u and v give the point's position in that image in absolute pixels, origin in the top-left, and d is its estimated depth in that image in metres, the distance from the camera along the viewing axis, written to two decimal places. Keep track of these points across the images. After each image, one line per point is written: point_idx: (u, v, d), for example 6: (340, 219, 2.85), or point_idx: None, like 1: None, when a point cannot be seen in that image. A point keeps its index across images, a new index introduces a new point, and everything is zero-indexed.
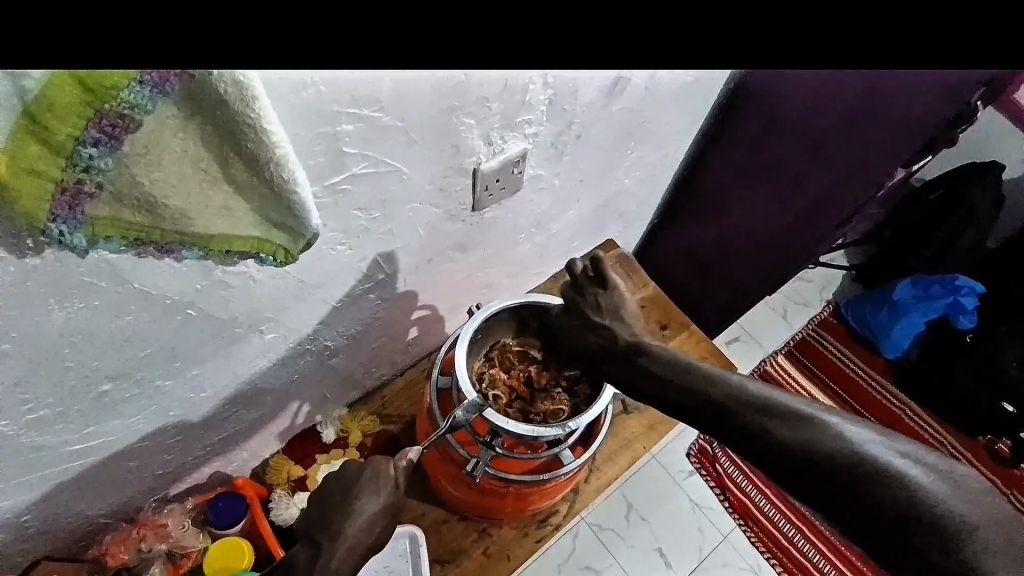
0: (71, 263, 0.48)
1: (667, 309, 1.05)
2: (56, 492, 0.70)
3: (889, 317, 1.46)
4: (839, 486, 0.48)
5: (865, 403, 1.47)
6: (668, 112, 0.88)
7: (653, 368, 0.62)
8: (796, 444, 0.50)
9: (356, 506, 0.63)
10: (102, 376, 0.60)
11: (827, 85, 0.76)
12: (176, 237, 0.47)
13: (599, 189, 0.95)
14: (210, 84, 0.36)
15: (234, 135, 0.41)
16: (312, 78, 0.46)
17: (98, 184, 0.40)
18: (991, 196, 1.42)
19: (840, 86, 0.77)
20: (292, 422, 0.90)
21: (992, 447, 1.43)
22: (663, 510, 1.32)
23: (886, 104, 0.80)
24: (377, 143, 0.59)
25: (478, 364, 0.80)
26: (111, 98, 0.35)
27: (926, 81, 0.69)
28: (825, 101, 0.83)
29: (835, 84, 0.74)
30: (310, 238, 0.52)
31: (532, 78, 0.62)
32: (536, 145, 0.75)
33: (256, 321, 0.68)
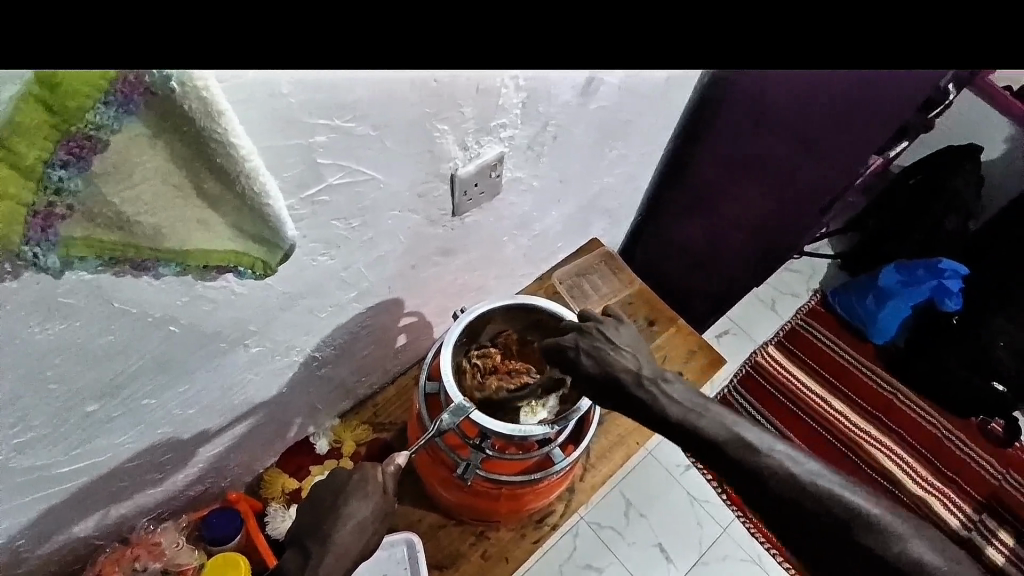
0: (49, 284, 0.48)
1: (653, 305, 1.05)
2: (46, 515, 0.70)
3: (876, 304, 1.47)
4: (831, 526, 0.58)
5: (861, 393, 1.48)
6: (643, 109, 0.89)
7: (665, 411, 0.66)
8: (785, 492, 0.59)
9: (346, 511, 0.64)
10: (88, 395, 0.61)
11: (799, 79, 0.77)
12: (152, 254, 0.47)
13: (580, 188, 0.96)
14: (174, 100, 0.37)
15: (203, 150, 0.42)
16: (281, 89, 0.47)
17: (69, 206, 0.40)
18: (972, 179, 1.45)
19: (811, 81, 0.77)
20: (285, 434, 0.90)
21: (986, 427, 1.45)
22: (661, 506, 1.33)
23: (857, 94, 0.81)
24: (352, 152, 0.59)
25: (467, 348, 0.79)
26: (77, 117, 0.35)
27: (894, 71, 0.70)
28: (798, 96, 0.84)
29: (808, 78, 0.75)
30: (286, 250, 0.52)
31: (505, 82, 0.63)
32: (512, 147, 0.76)
33: (240, 335, 0.68)
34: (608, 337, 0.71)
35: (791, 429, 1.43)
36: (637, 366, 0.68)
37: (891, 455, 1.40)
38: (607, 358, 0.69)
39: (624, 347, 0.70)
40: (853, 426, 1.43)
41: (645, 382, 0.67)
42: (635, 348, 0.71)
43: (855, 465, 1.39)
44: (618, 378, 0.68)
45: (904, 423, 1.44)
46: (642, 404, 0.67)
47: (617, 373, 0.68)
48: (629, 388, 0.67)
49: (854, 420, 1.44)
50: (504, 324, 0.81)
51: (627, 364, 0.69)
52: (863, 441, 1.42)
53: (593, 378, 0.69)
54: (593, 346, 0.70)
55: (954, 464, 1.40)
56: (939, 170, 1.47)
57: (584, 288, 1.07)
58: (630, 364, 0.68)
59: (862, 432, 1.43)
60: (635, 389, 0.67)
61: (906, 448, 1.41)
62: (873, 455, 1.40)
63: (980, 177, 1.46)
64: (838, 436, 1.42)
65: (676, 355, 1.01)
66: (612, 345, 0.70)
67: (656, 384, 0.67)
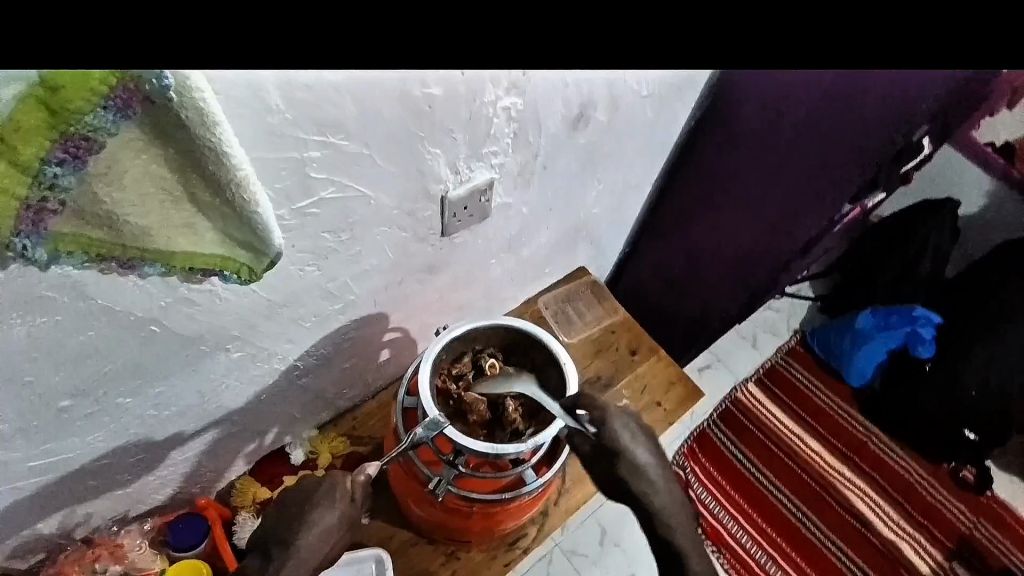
0: (34, 277, 0.49)
1: (636, 333, 1.06)
2: (10, 509, 0.69)
3: (852, 345, 1.50)
4: None
5: (839, 435, 1.49)
6: (631, 144, 0.92)
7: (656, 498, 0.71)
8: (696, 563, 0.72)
9: (311, 518, 0.64)
10: (64, 391, 0.61)
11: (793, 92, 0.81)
12: (139, 254, 0.48)
13: (568, 217, 0.98)
14: (170, 109, 0.39)
15: (196, 158, 0.43)
16: (274, 102, 0.49)
17: (60, 202, 0.41)
18: (946, 229, 1.50)
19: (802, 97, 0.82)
20: (260, 443, 0.90)
21: (957, 474, 1.45)
22: (637, 536, 1.31)
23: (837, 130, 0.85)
24: (345, 168, 0.61)
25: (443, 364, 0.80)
26: (75, 119, 0.37)
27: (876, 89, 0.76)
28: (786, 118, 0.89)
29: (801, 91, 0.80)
30: (273, 258, 0.54)
31: (496, 110, 0.67)
32: (503, 174, 0.78)
33: (221, 339, 0.69)
34: (629, 432, 0.72)
35: (768, 466, 1.44)
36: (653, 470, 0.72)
37: (865, 498, 1.41)
38: (626, 455, 0.71)
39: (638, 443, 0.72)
40: (828, 467, 1.44)
41: (654, 486, 0.71)
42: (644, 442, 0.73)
43: (828, 504, 1.40)
44: (630, 474, 0.71)
45: (879, 467, 1.45)
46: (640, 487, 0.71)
47: (630, 470, 0.71)
48: (638, 487, 0.71)
49: (829, 461, 1.45)
50: (485, 342, 0.82)
51: (643, 465, 0.71)
52: (838, 482, 1.43)
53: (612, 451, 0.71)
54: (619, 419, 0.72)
55: (926, 509, 1.41)
56: (915, 221, 1.51)
57: (568, 314, 1.09)
58: (646, 464, 0.71)
59: (836, 473, 1.44)
60: (642, 491, 0.71)
61: (881, 491, 1.42)
62: (847, 497, 1.41)
63: (953, 230, 1.51)
64: (814, 476, 1.43)
65: (656, 385, 1.02)
66: (632, 441, 0.72)
67: (661, 491, 0.72)
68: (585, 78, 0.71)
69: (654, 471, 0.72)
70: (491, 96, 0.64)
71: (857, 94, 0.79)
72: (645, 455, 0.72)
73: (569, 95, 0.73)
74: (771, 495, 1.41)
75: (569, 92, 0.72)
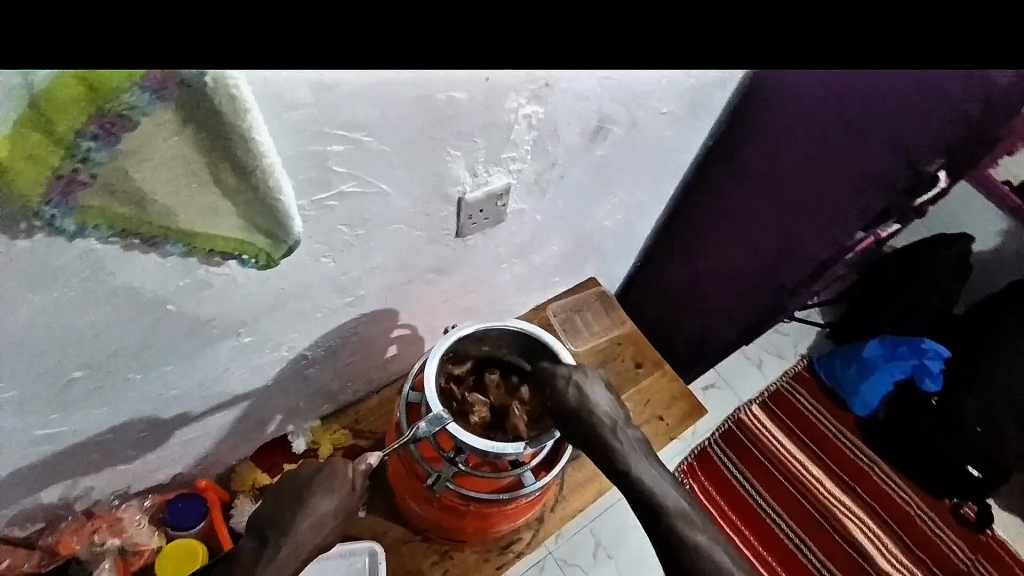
0: (59, 249, 0.50)
1: (642, 346, 1.07)
2: (14, 476, 0.70)
3: (858, 373, 1.49)
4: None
5: (840, 463, 1.48)
6: (648, 159, 0.93)
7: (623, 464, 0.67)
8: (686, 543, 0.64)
9: (309, 504, 0.64)
10: (76, 362, 0.62)
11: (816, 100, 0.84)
12: (161, 232, 0.49)
13: (582, 227, 0.99)
14: (205, 94, 0.40)
15: (226, 143, 0.45)
16: (303, 97, 0.50)
17: (92, 175, 0.42)
18: (955, 264, 1.49)
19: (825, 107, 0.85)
20: (262, 430, 0.91)
21: (958, 510, 1.44)
22: (631, 550, 1.31)
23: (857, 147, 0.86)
24: (366, 164, 0.62)
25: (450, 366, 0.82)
26: (112, 99, 0.37)
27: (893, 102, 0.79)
28: (804, 142, 0.91)
29: (822, 97, 0.82)
30: (291, 245, 0.56)
31: (516, 117, 0.68)
32: (519, 180, 0.79)
33: (233, 323, 0.70)
34: (585, 379, 0.71)
35: (767, 489, 1.43)
36: (610, 419, 0.69)
37: (864, 528, 1.40)
38: (582, 400, 0.69)
39: (594, 391, 0.70)
40: (828, 495, 1.43)
41: (611, 434, 0.68)
42: (603, 394, 0.71)
43: (825, 531, 1.39)
44: (585, 421, 0.68)
45: (880, 498, 1.44)
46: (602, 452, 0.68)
47: (585, 416, 0.69)
48: (596, 439, 0.68)
49: (830, 488, 1.44)
50: (491, 347, 0.83)
51: (599, 411, 0.69)
52: (837, 510, 1.41)
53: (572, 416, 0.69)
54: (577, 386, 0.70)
55: (926, 544, 1.40)
56: (926, 253, 1.50)
57: (576, 323, 1.09)
58: (604, 412, 0.69)
59: (836, 501, 1.42)
60: (598, 439, 0.68)
61: (880, 523, 1.41)
62: (844, 526, 1.40)
63: (963, 266, 1.50)
64: (813, 503, 1.42)
65: (658, 399, 1.02)
66: (588, 386, 0.70)
67: (621, 440, 0.68)
68: (606, 92, 0.73)
69: (614, 421, 0.69)
70: (512, 104, 0.66)
71: (874, 111, 0.82)
72: (604, 404, 0.70)
73: (588, 108, 0.75)
74: (769, 518, 1.40)
75: (589, 105, 0.74)
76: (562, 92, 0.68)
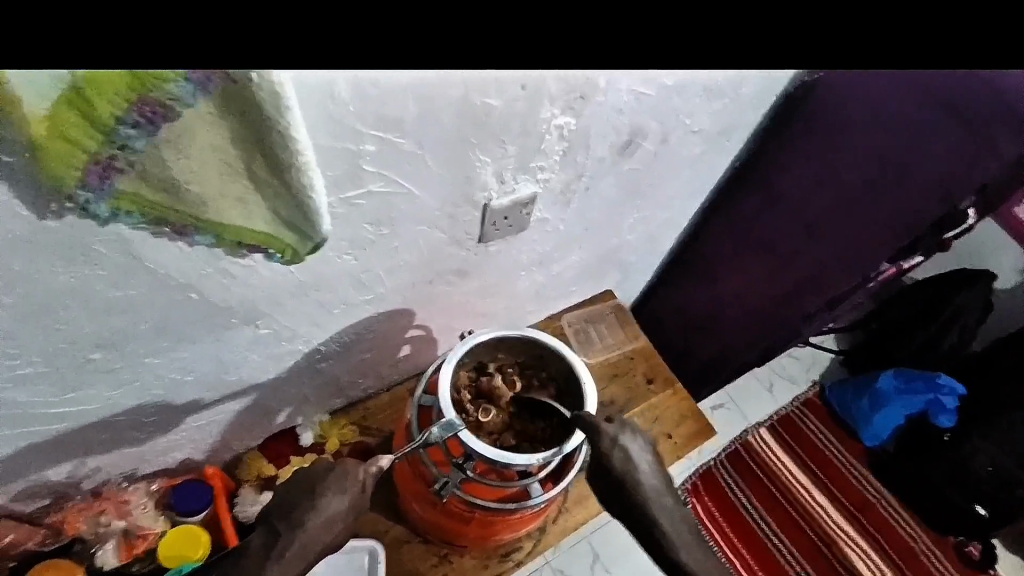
0: (87, 229, 0.51)
1: (655, 363, 1.06)
2: (23, 451, 0.71)
3: (870, 405, 1.47)
4: None
5: (846, 492, 1.46)
6: (674, 177, 0.92)
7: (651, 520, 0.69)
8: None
9: (318, 502, 0.64)
10: (94, 343, 0.62)
11: (857, 115, 0.84)
12: (191, 220, 0.49)
13: (603, 240, 0.98)
14: (247, 88, 0.40)
15: (263, 136, 0.45)
16: (342, 92, 0.50)
17: (128, 162, 0.42)
18: (979, 301, 1.45)
19: (863, 125, 0.84)
20: (271, 420, 0.91)
21: (962, 548, 1.43)
22: (628, 565, 1.29)
23: (887, 180, 0.85)
24: (395, 164, 0.62)
25: (467, 370, 0.81)
26: (156, 88, 0.37)
27: (936, 129, 0.78)
28: (836, 163, 0.90)
29: (855, 118, 0.84)
30: (316, 242, 0.56)
31: (548, 126, 0.68)
32: (546, 189, 0.78)
33: (252, 313, 0.70)
34: (630, 443, 0.71)
35: (771, 515, 1.41)
36: (652, 489, 0.69)
37: (866, 560, 1.38)
38: (625, 465, 0.70)
39: (637, 456, 0.70)
40: (831, 523, 1.42)
41: (653, 502, 0.69)
42: (645, 459, 0.71)
43: (828, 562, 1.37)
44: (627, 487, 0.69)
45: (883, 530, 1.42)
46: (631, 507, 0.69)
47: (627, 482, 0.69)
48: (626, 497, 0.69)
49: (834, 517, 1.42)
50: (506, 354, 0.82)
51: (642, 478, 0.70)
52: (840, 540, 1.40)
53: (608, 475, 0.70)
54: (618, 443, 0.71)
55: None
56: (947, 288, 1.47)
57: (589, 335, 1.09)
58: (645, 480, 0.70)
59: (839, 530, 1.41)
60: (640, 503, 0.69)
61: (882, 556, 1.39)
62: (847, 556, 1.38)
63: (986, 302, 1.47)
64: (816, 530, 1.40)
65: (668, 417, 1.01)
66: (632, 450, 0.71)
67: (661, 511, 0.69)
68: (639, 107, 0.73)
69: (656, 490, 0.70)
70: (545, 113, 0.66)
71: (910, 145, 0.81)
72: (647, 470, 0.70)
73: (620, 122, 0.74)
74: (772, 545, 1.38)
75: (621, 118, 0.73)
76: (594, 106, 0.68)
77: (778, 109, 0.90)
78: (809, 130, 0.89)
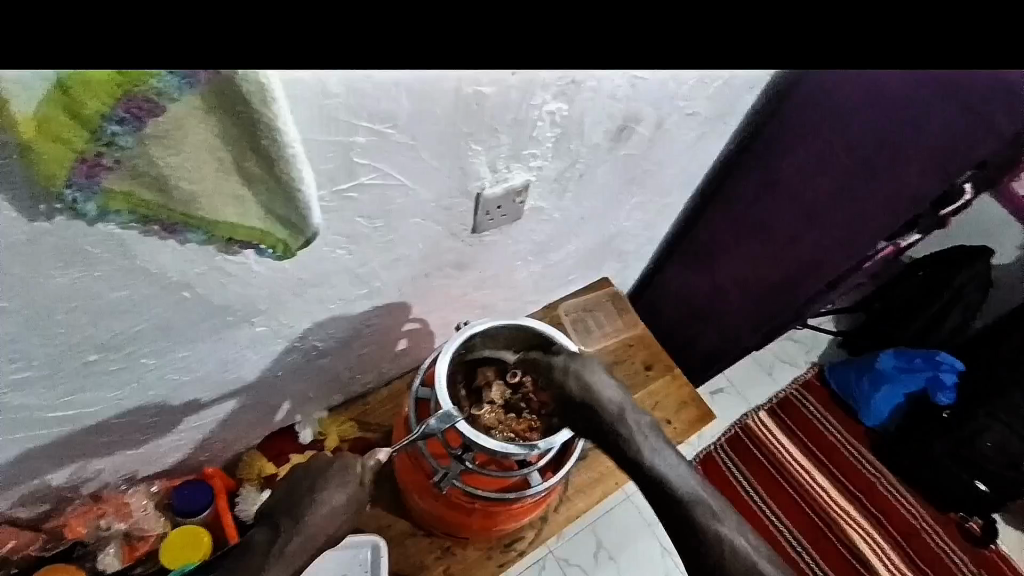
0: (79, 232, 0.50)
1: (653, 350, 1.06)
2: (24, 457, 0.70)
3: (871, 385, 1.48)
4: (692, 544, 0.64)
5: (846, 473, 1.47)
6: (670, 162, 0.92)
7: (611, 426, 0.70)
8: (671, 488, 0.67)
9: (321, 497, 0.64)
10: (89, 346, 0.61)
11: (850, 99, 0.83)
12: (182, 218, 0.49)
13: (600, 227, 0.98)
14: (234, 82, 0.39)
15: (252, 131, 0.44)
16: (332, 87, 0.50)
17: (116, 159, 0.42)
18: (979, 279, 1.45)
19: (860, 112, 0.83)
20: (272, 418, 0.91)
21: (964, 525, 1.44)
22: (633, 552, 1.30)
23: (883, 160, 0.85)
24: (388, 156, 0.61)
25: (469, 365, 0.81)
26: (141, 83, 0.36)
27: (933, 115, 0.78)
28: (833, 148, 0.89)
29: (849, 100, 0.83)
30: (309, 236, 0.55)
31: (541, 114, 0.67)
32: (540, 177, 0.78)
33: (248, 312, 0.69)
34: (585, 369, 0.73)
35: (774, 499, 1.42)
36: (616, 407, 0.71)
37: (869, 540, 1.39)
38: (581, 387, 0.71)
39: (595, 378, 0.72)
40: (833, 505, 1.42)
41: (615, 420, 0.70)
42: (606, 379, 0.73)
43: (830, 542, 1.38)
44: (589, 408, 0.71)
45: (884, 509, 1.43)
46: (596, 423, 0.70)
47: (588, 402, 0.71)
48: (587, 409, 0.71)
49: (835, 497, 1.43)
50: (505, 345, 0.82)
51: (603, 399, 0.71)
52: (842, 521, 1.40)
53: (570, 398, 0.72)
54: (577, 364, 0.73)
55: (929, 557, 1.39)
56: (947, 267, 1.47)
57: (588, 323, 1.08)
58: (606, 398, 0.71)
59: (841, 511, 1.42)
60: (603, 425, 0.70)
61: (884, 535, 1.40)
62: (850, 536, 1.39)
63: (987, 280, 1.46)
64: (818, 512, 1.41)
65: (666, 403, 1.01)
66: (588, 375, 0.72)
67: (630, 429, 0.70)
68: (632, 93, 0.72)
69: (619, 407, 0.71)
70: (538, 100, 0.65)
71: (906, 124, 0.81)
72: (608, 391, 0.72)
73: (614, 108, 0.74)
74: (774, 527, 1.38)
75: (615, 103, 0.73)
76: (587, 94, 0.68)
77: (771, 92, 0.90)
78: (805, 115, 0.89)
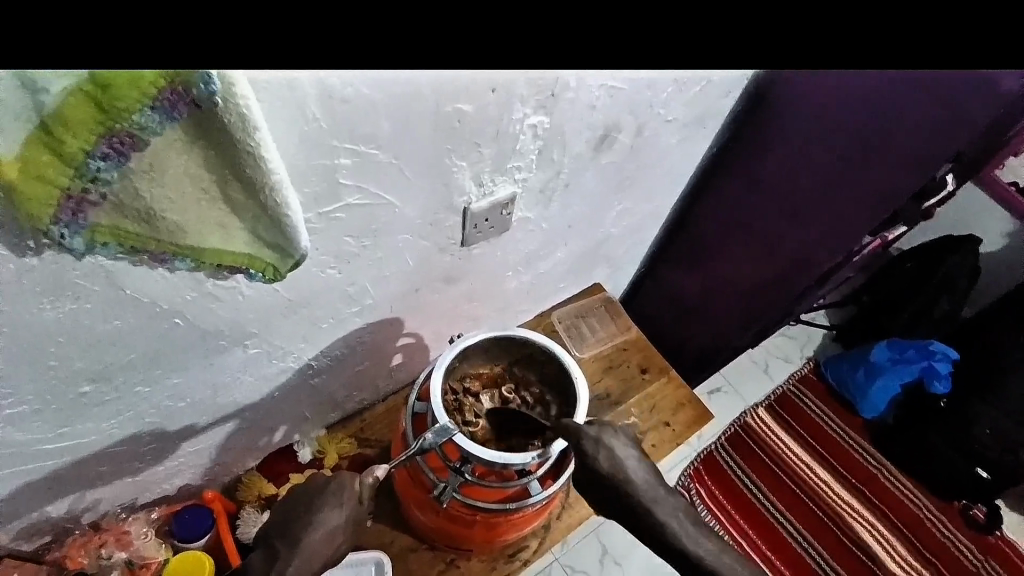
0: (67, 265, 0.51)
1: (648, 353, 1.06)
2: (21, 490, 0.70)
3: (867, 377, 1.48)
4: None
5: (849, 466, 1.48)
6: (653, 167, 0.93)
7: (646, 511, 0.67)
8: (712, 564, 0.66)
9: (318, 518, 0.65)
10: (83, 377, 0.62)
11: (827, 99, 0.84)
12: (170, 247, 0.49)
13: (587, 234, 0.99)
14: (214, 112, 0.40)
15: (235, 161, 0.45)
16: (311, 109, 0.51)
17: (100, 194, 0.42)
18: (965, 268, 1.46)
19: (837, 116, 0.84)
20: (269, 439, 0.91)
21: (967, 512, 1.44)
22: (638, 556, 1.30)
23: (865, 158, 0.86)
24: (373, 176, 0.62)
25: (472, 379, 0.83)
26: (122, 116, 0.37)
27: (909, 113, 0.78)
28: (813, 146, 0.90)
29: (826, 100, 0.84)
30: (298, 259, 0.56)
31: (523, 128, 0.68)
32: (525, 189, 0.79)
33: (240, 335, 0.70)
34: (613, 442, 0.70)
35: (777, 495, 1.42)
36: (648, 486, 0.68)
37: (874, 532, 1.39)
38: (615, 468, 0.68)
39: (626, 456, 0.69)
40: (836, 499, 1.43)
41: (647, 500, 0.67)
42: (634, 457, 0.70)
43: (835, 535, 1.38)
44: (623, 489, 0.68)
45: (887, 500, 1.44)
46: (630, 507, 0.67)
47: (623, 485, 0.68)
48: (618, 493, 0.68)
49: (837, 491, 1.44)
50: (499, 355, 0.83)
51: (635, 478, 0.68)
52: (845, 514, 1.41)
53: (600, 480, 0.68)
54: (604, 434, 0.70)
55: (933, 546, 1.40)
56: (934, 257, 1.48)
57: (581, 329, 1.09)
58: (638, 477, 0.68)
59: (844, 504, 1.42)
60: (636, 505, 0.67)
61: (888, 525, 1.41)
62: (854, 529, 1.39)
63: (974, 268, 1.48)
64: (822, 506, 1.42)
65: (664, 406, 1.01)
66: (617, 449, 0.69)
67: (663, 510, 0.67)
68: (610, 103, 0.73)
69: (650, 487, 0.68)
70: (518, 114, 0.66)
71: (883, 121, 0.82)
72: (637, 468, 0.69)
73: (595, 118, 0.75)
74: (778, 524, 1.39)
75: (595, 113, 0.74)
76: (567, 105, 0.68)
77: (749, 93, 0.91)
78: (785, 115, 0.90)
